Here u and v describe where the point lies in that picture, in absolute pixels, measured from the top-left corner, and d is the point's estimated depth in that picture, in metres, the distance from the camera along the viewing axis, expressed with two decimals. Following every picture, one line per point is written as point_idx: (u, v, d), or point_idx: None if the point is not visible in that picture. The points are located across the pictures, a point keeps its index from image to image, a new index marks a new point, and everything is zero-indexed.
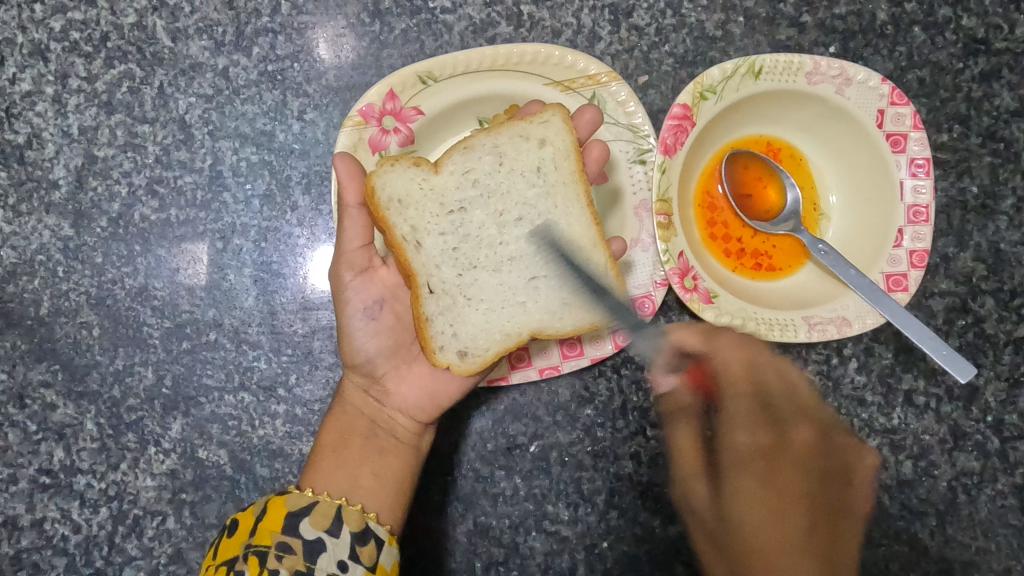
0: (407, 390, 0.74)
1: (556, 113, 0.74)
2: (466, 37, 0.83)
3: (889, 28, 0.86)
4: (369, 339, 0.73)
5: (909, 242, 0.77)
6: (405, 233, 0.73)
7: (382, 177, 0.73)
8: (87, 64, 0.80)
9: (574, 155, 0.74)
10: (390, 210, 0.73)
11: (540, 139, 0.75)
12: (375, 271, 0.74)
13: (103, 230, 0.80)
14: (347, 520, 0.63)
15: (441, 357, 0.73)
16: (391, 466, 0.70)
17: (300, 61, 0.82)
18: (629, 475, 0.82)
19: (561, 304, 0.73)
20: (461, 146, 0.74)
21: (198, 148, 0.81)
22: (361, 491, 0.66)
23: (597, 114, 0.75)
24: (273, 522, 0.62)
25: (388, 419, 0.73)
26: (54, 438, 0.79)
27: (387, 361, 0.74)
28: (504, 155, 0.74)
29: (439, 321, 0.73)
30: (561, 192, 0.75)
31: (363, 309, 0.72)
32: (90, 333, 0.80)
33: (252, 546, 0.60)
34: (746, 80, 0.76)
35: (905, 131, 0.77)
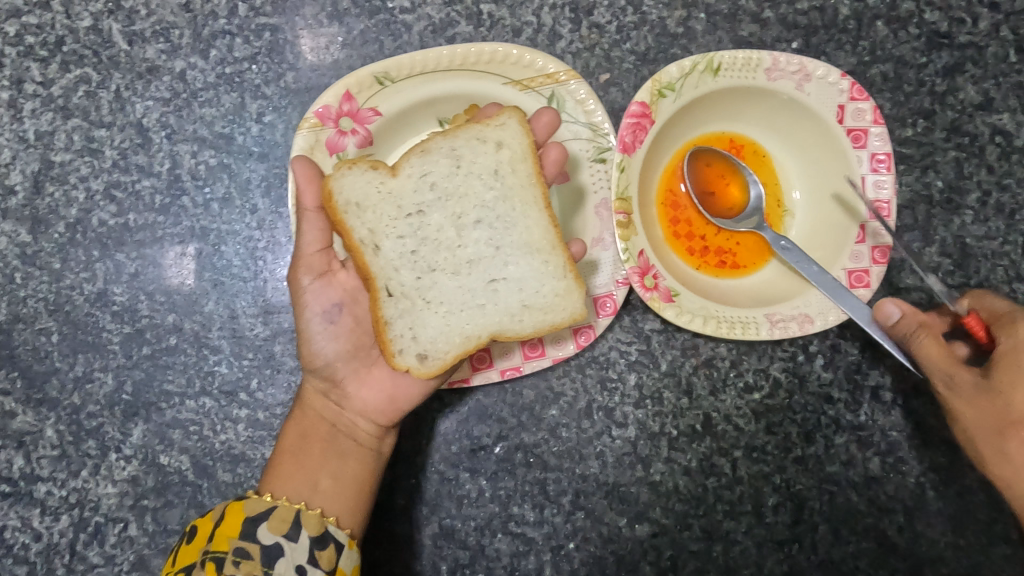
0: (368, 394, 0.72)
1: (512, 116, 0.72)
2: (426, 37, 0.82)
3: (851, 23, 0.85)
4: (329, 342, 0.71)
5: (871, 238, 0.77)
6: (363, 237, 0.71)
7: (338, 180, 0.70)
8: (43, 69, 0.79)
9: (531, 158, 0.72)
10: (347, 214, 0.71)
11: (497, 142, 0.72)
12: (335, 274, 0.73)
13: (60, 235, 0.79)
14: (306, 524, 0.62)
15: (400, 360, 0.71)
16: (352, 469, 0.69)
17: (259, 63, 0.81)
18: (595, 475, 0.82)
19: (521, 307, 0.72)
20: (418, 149, 0.72)
21: (156, 152, 0.80)
22: (321, 495, 0.66)
23: (555, 115, 0.74)
24: (231, 528, 0.61)
25: (349, 422, 0.72)
26: (14, 446, 0.78)
27: (347, 364, 0.72)
28: (461, 158, 0.72)
29: (398, 324, 0.71)
30: (521, 194, 0.72)
31: (321, 313, 0.71)
32: (49, 340, 0.79)
33: (209, 552, 0.60)
34: (705, 77, 0.76)
35: (865, 127, 0.77)
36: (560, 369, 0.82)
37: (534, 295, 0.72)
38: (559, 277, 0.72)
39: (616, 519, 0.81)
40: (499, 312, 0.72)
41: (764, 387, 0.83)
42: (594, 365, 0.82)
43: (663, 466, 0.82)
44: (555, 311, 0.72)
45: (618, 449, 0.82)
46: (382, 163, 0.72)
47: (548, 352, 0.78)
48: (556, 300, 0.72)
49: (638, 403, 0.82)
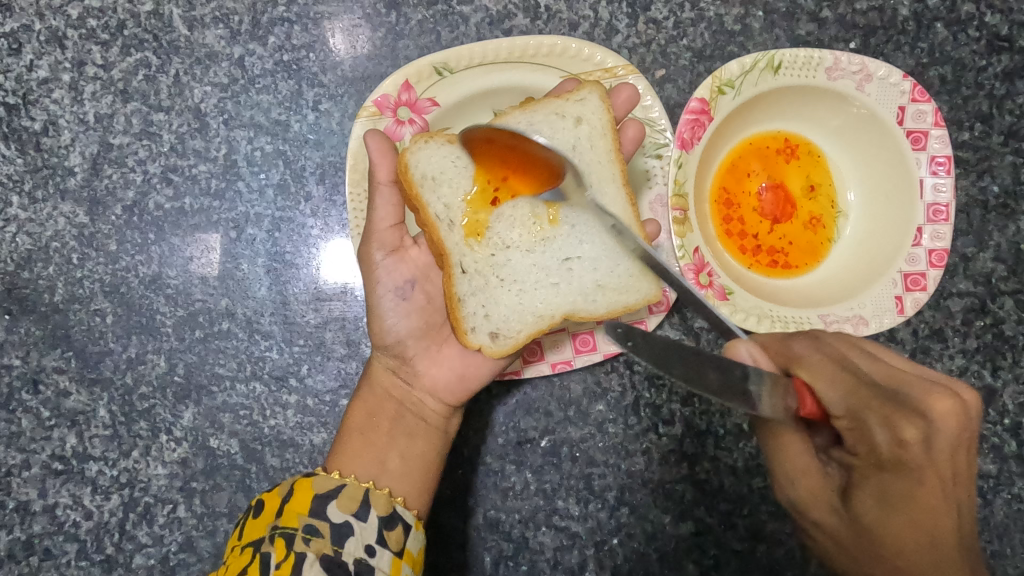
0: (438, 372, 0.74)
1: (592, 91, 0.74)
2: (482, 29, 0.82)
3: (910, 24, 0.85)
4: (401, 318, 0.73)
5: (928, 241, 0.76)
6: (439, 213, 0.71)
7: (414, 154, 0.71)
8: (104, 52, 0.80)
9: (611, 133, 0.73)
10: (423, 188, 0.70)
11: (576, 117, 0.73)
12: (406, 250, 0.74)
13: (117, 217, 0.80)
14: (375, 505, 0.63)
15: (472, 338, 0.71)
16: (419, 448, 0.71)
17: (315, 51, 0.82)
18: (640, 472, 0.82)
19: (595, 287, 0.72)
20: (496, 124, 0.72)
21: (213, 137, 0.81)
22: (388, 475, 0.67)
23: (634, 91, 0.75)
24: (301, 504, 0.61)
25: (418, 401, 0.73)
26: (67, 425, 0.79)
27: (417, 342, 0.74)
28: (541, 133, 0.72)
29: (471, 302, 0.72)
30: (598, 171, 0.73)
31: (394, 289, 0.72)
32: (104, 321, 0.80)
33: (279, 528, 0.60)
34: (765, 75, 0.75)
35: (926, 129, 0.77)
36: (608, 365, 0.82)
37: (608, 274, 0.72)
38: (633, 256, 0.72)
39: (661, 517, 0.81)
40: (573, 292, 0.72)
41: None
42: (642, 361, 0.82)
43: (709, 464, 0.81)
44: (629, 292, 0.72)
45: (664, 446, 0.82)
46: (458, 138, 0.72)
47: (600, 347, 0.78)
48: (629, 281, 0.72)
49: (686, 401, 0.82)
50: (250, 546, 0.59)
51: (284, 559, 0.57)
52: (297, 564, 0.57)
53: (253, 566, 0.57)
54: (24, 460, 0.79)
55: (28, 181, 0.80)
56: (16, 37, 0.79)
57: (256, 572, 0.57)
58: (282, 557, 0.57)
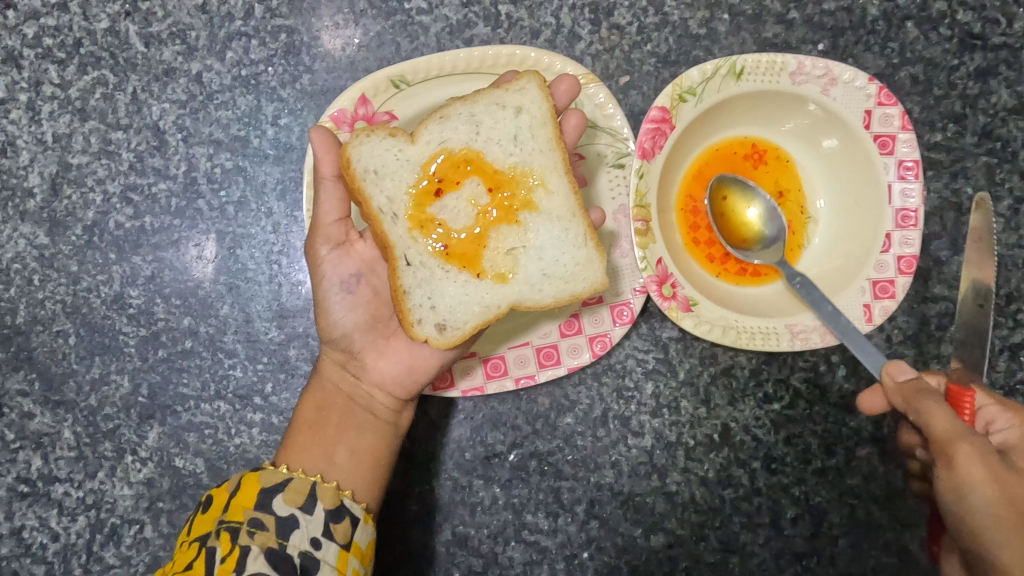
0: (386, 365, 0.73)
1: (531, 80, 0.72)
2: (443, 39, 0.81)
3: (880, 24, 0.83)
4: (347, 313, 0.72)
5: (897, 247, 0.75)
6: (382, 206, 0.70)
7: (356, 148, 0.70)
8: (61, 70, 0.79)
9: (550, 123, 0.72)
10: (365, 181, 0.70)
11: (516, 107, 0.72)
12: (352, 244, 0.74)
13: (77, 238, 0.80)
14: (322, 498, 0.63)
15: (419, 330, 0.71)
16: (369, 442, 0.70)
17: (274, 65, 0.81)
18: (609, 485, 0.81)
19: (541, 277, 0.72)
20: (437, 116, 0.71)
21: (172, 155, 0.80)
22: (335, 469, 0.66)
23: (574, 83, 0.73)
24: (247, 498, 0.61)
25: (366, 394, 0.73)
26: (32, 447, 0.79)
27: (364, 336, 0.73)
28: (481, 123, 0.71)
29: (416, 294, 0.71)
30: (541, 160, 0.72)
31: (339, 283, 0.72)
32: (66, 342, 0.79)
33: (225, 522, 0.60)
34: (727, 81, 0.74)
35: (893, 133, 0.75)
36: (576, 378, 0.81)
37: (554, 264, 0.72)
38: (579, 246, 0.72)
39: (631, 529, 0.80)
40: (520, 283, 0.72)
41: (784, 397, 0.82)
42: (611, 373, 0.81)
43: (679, 476, 0.81)
44: (576, 280, 0.72)
45: (634, 458, 0.81)
46: (401, 131, 0.72)
47: (564, 360, 0.77)
48: (577, 269, 0.72)
49: (655, 412, 0.81)
50: (196, 541, 0.59)
51: (229, 553, 0.58)
52: (242, 557, 0.57)
53: (199, 560, 0.57)
54: None
55: None
56: None
57: (201, 567, 0.57)
58: (227, 552, 0.58)
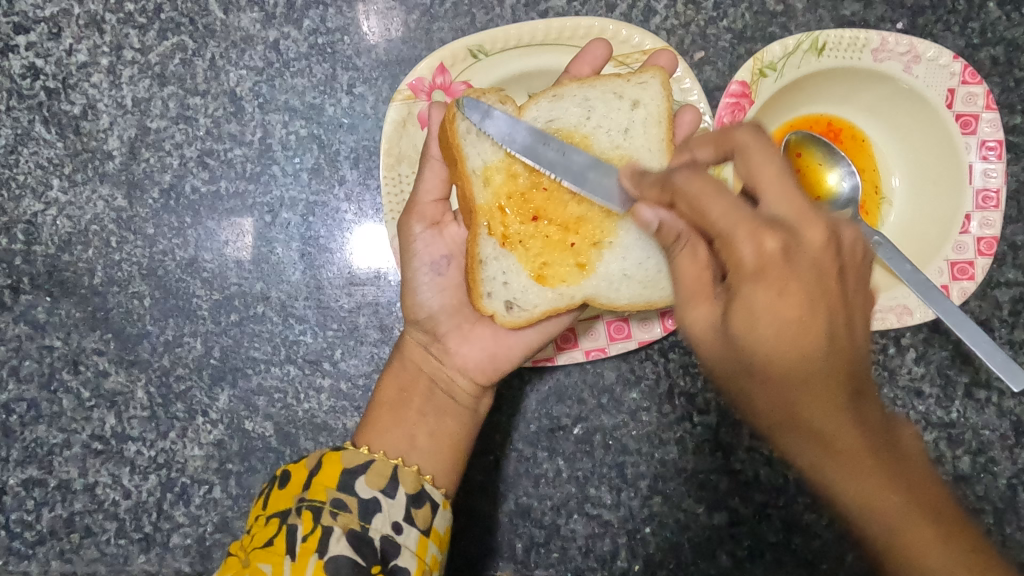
0: (468, 351, 0.73)
1: (655, 76, 0.73)
2: (518, 11, 0.81)
3: (961, 3, 0.81)
4: (433, 294, 0.73)
5: (977, 228, 0.75)
6: (475, 167, 0.71)
7: (463, 105, 0.70)
8: (141, 36, 0.81)
9: (665, 123, 0.72)
10: (465, 140, 0.70)
11: (634, 100, 0.74)
12: (445, 225, 0.74)
13: (154, 201, 0.81)
14: (404, 481, 0.63)
15: (488, 304, 0.72)
16: (449, 427, 0.70)
17: (350, 34, 0.81)
18: (674, 461, 0.81)
19: (621, 276, 0.73)
20: (550, 93, 0.73)
21: (248, 121, 0.81)
22: (417, 451, 0.67)
23: (697, 117, 0.74)
24: (329, 478, 0.62)
25: (448, 378, 0.73)
26: (107, 405, 0.80)
27: (449, 319, 0.74)
28: (593, 109, 0.73)
29: (492, 267, 0.72)
30: (648, 157, 0.72)
31: (429, 264, 0.73)
32: (141, 303, 0.81)
33: (306, 500, 0.61)
34: (808, 57, 0.74)
35: (977, 112, 0.74)
36: (642, 353, 0.81)
37: (636, 266, 0.73)
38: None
39: (694, 506, 0.80)
40: (598, 278, 0.73)
41: None
42: (677, 349, 0.81)
43: (744, 454, 0.80)
44: (654, 288, 0.73)
45: (698, 436, 0.81)
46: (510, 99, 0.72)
47: (634, 335, 0.78)
48: (659, 276, 0.73)
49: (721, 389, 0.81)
50: (277, 517, 0.60)
51: (311, 531, 0.58)
52: (324, 537, 0.58)
53: (280, 538, 0.59)
54: (65, 439, 0.80)
55: (67, 164, 0.81)
56: (56, 22, 0.80)
57: (285, 544, 0.58)
58: (309, 530, 0.58)
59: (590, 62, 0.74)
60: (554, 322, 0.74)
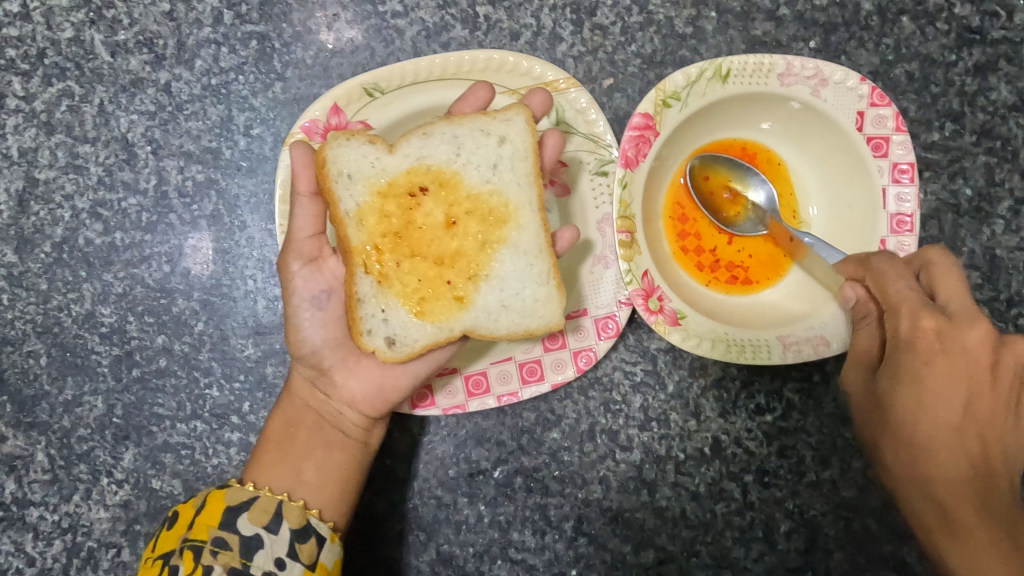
0: (355, 383, 0.71)
1: (519, 113, 0.70)
2: (419, 43, 0.79)
3: (873, 19, 0.80)
4: (316, 329, 0.70)
5: (892, 253, 0.72)
6: (348, 209, 0.68)
7: (333, 150, 0.69)
8: (25, 82, 0.77)
9: (532, 157, 0.69)
10: (337, 183, 0.68)
11: (500, 136, 0.70)
12: (324, 260, 0.71)
13: (46, 255, 0.77)
14: (288, 517, 0.62)
15: (368, 341, 0.69)
16: (338, 460, 0.69)
17: (245, 72, 0.78)
18: (598, 501, 0.78)
19: (499, 307, 0.69)
20: (419, 131, 0.69)
21: (142, 168, 0.78)
22: (303, 486, 0.65)
23: (561, 142, 0.71)
24: (211, 516, 0.61)
25: (336, 412, 0.71)
26: (6, 470, 0.77)
27: (333, 353, 0.71)
28: (463, 145, 0.69)
29: (370, 304, 0.68)
30: (517, 192, 0.69)
31: (309, 300, 0.70)
32: (38, 362, 0.77)
33: (188, 540, 0.60)
34: (712, 84, 0.71)
35: (887, 134, 0.72)
36: (562, 392, 0.79)
37: (514, 297, 0.69)
38: (541, 283, 0.70)
39: (620, 546, 0.78)
40: (477, 310, 0.69)
41: (777, 409, 0.79)
42: (598, 386, 0.79)
43: (669, 490, 0.78)
44: (533, 316, 0.70)
45: (622, 473, 0.78)
46: (380, 139, 0.70)
47: (547, 377, 0.75)
48: (536, 305, 0.70)
49: (644, 425, 0.79)
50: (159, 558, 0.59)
51: (192, 572, 0.58)
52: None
53: None
54: None
55: None
56: None
57: None
58: (189, 570, 0.58)
59: (473, 105, 0.72)
60: (439, 353, 0.71)
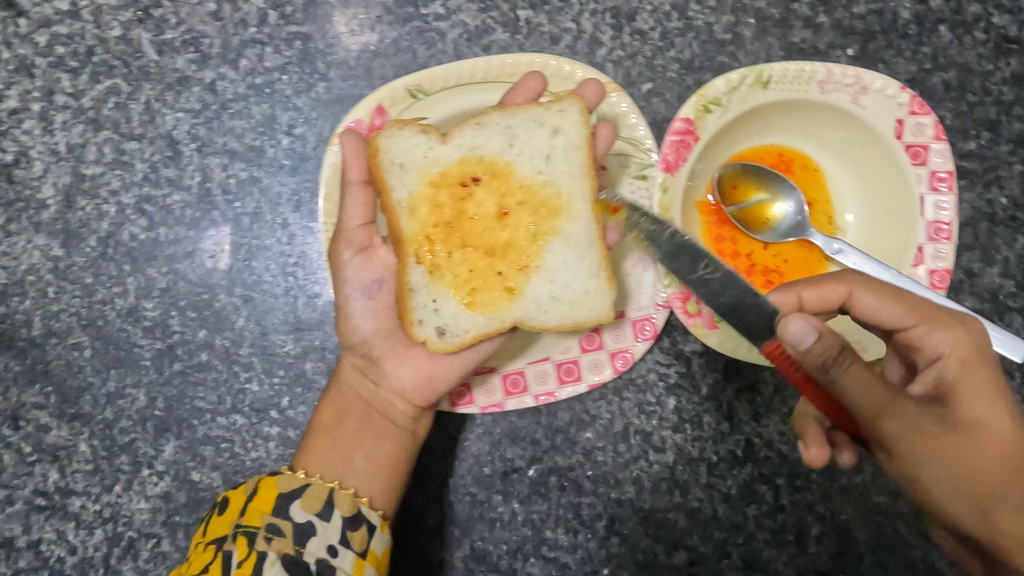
0: (406, 373, 0.72)
1: (573, 104, 0.72)
2: (460, 46, 0.79)
3: (911, 28, 0.80)
4: (367, 318, 0.72)
5: (930, 261, 0.73)
6: (401, 198, 0.70)
7: (386, 139, 0.71)
8: (73, 79, 0.78)
9: (585, 148, 0.71)
10: (390, 172, 0.71)
11: (554, 127, 0.72)
12: (376, 249, 0.74)
13: (92, 249, 0.79)
14: (339, 505, 0.63)
15: (419, 331, 0.71)
16: (387, 449, 0.70)
17: (289, 72, 0.79)
18: (630, 501, 0.79)
19: (549, 298, 0.72)
20: (473, 121, 0.71)
21: (186, 165, 0.79)
22: (353, 474, 0.66)
23: (613, 133, 0.73)
24: (264, 503, 0.62)
25: (385, 401, 0.72)
26: (49, 460, 0.78)
27: (383, 342, 0.73)
28: (516, 136, 0.71)
29: (423, 294, 0.71)
30: (569, 183, 0.71)
31: (360, 289, 0.72)
32: (82, 354, 0.79)
33: (242, 526, 0.61)
34: (753, 91, 0.72)
35: (926, 142, 0.73)
36: (597, 393, 0.80)
37: (564, 288, 0.72)
38: (592, 275, 0.72)
39: (652, 546, 0.79)
40: (527, 301, 0.71)
41: None
42: (632, 388, 0.80)
43: (701, 492, 0.79)
44: (582, 308, 0.72)
45: (655, 474, 0.79)
46: (433, 129, 0.72)
47: (584, 377, 0.76)
48: (585, 297, 0.72)
49: (677, 427, 0.79)
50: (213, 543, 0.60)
51: (247, 557, 0.58)
52: (257, 562, 0.57)
53: (215, 564, 0.58)
54: (7, 495, 0.78)
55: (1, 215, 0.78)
56: None
57: (218, 570, 0.58)
58: (243, 555, 0.58)
59: (526, 94, 0.73)
60: (488, 345, 0.73)
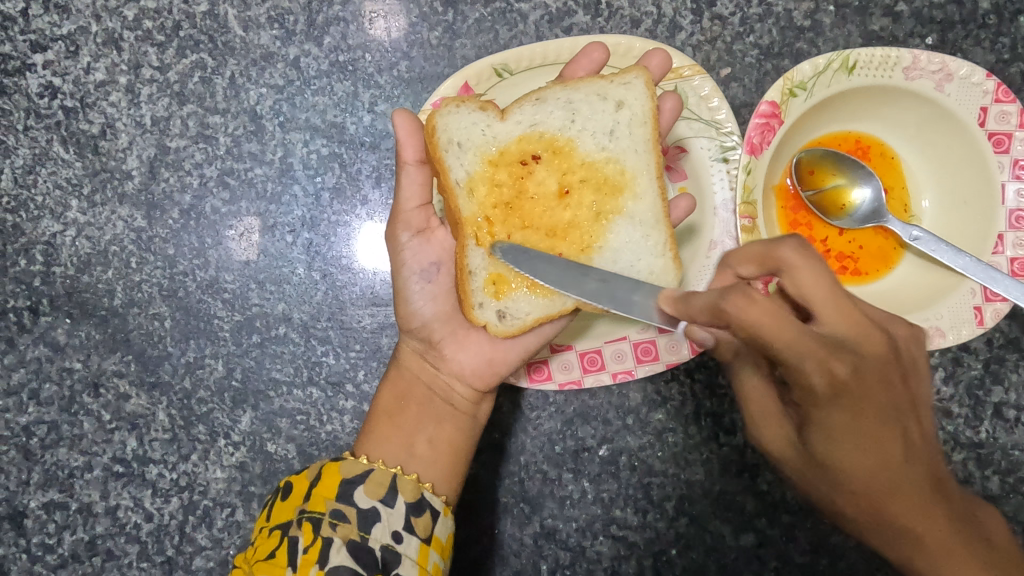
0: (466, 358, 0.73)
1: (638, 76, 0.71)
2: (542, 27, 0.80)
3: (991, 18, 0.80)
4: (427, 303, 0.72)
5: (1011, 249, 0.74)
6: (459, 178, 0.69)
7: (443, 117, 0.70)
8: (160, 53, 0.79)
9: (651, 122, 0.71)
10: (447, 151, 0.69)
11: (618, 100, 0.71)
12: (433, 230, 0.73)
13: (174, 221, 0.80)
14: (403, 490, 0.63)
15: (479, 315, 0.70)
16: (448, 432, 0.71)
17: (371, 51, 0.80)
18: (700, 483, 0.80)
19: None
20: (533, 97, 0.70)
21: (269, 140, 0.80)
22: (416, 459, 0.67)
23: (679, 105, 0.73)
24: (328, 489, 0.62)
25: (445, 385, 0.73)
26: (127, 428, 0.79)
27: (443, 326, 0.73)
28: (577, 111, 0.71)
29: (481, 277, 0.70)
30: (634, 160, 0.71)
31: (419, 272, 0.72)
32: (162, 324, 0.80)
33: (307, 512, 0.61)
34: (838, 76, 0.72)
35: (1010, 131, 0.73)
36: (668, 374, 0.80)
37: (627, 268, 0.71)
38: (656, 254, 0.72)
39: (721, 528, 0.79)
40: None
41: None
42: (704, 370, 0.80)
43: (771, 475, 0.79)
44: None
45: (725, 456, 0.79)
46: (491, 105, 0.71)
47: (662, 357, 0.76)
48: (649, 277, 0.72)
49: None
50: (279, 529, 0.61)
51: (312, 543, 0.59)
52: (322, 550, 0.58)
53: (281, 550, 0.59)
54: (86, 462, 0.79)
55: (86, 185, 0.80)
56: (73, 40, 0.79)
57: (285, 556, 0.59)
58: (309, 542, 0.59)
59: (587, 66, 0.72)
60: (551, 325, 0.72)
